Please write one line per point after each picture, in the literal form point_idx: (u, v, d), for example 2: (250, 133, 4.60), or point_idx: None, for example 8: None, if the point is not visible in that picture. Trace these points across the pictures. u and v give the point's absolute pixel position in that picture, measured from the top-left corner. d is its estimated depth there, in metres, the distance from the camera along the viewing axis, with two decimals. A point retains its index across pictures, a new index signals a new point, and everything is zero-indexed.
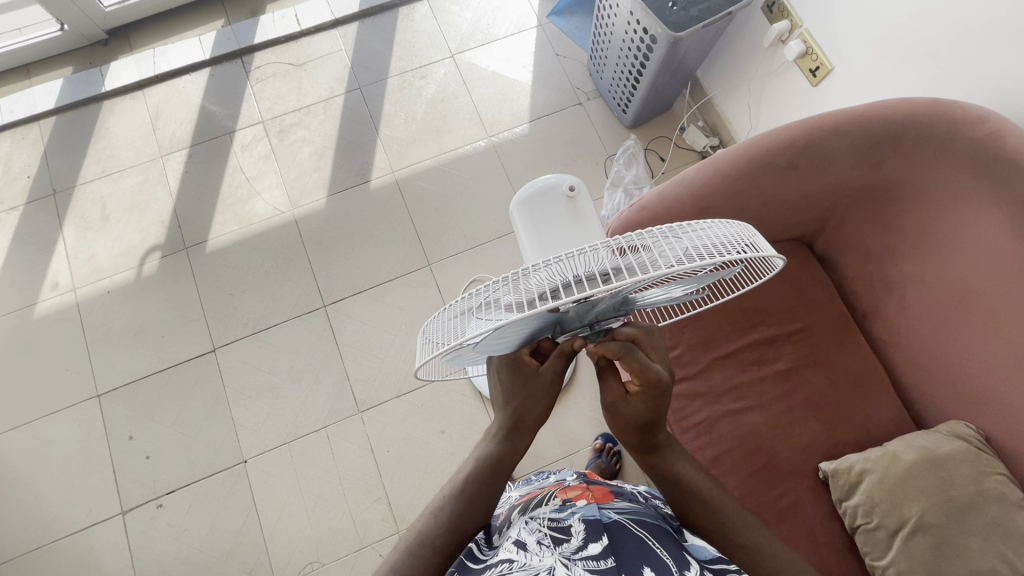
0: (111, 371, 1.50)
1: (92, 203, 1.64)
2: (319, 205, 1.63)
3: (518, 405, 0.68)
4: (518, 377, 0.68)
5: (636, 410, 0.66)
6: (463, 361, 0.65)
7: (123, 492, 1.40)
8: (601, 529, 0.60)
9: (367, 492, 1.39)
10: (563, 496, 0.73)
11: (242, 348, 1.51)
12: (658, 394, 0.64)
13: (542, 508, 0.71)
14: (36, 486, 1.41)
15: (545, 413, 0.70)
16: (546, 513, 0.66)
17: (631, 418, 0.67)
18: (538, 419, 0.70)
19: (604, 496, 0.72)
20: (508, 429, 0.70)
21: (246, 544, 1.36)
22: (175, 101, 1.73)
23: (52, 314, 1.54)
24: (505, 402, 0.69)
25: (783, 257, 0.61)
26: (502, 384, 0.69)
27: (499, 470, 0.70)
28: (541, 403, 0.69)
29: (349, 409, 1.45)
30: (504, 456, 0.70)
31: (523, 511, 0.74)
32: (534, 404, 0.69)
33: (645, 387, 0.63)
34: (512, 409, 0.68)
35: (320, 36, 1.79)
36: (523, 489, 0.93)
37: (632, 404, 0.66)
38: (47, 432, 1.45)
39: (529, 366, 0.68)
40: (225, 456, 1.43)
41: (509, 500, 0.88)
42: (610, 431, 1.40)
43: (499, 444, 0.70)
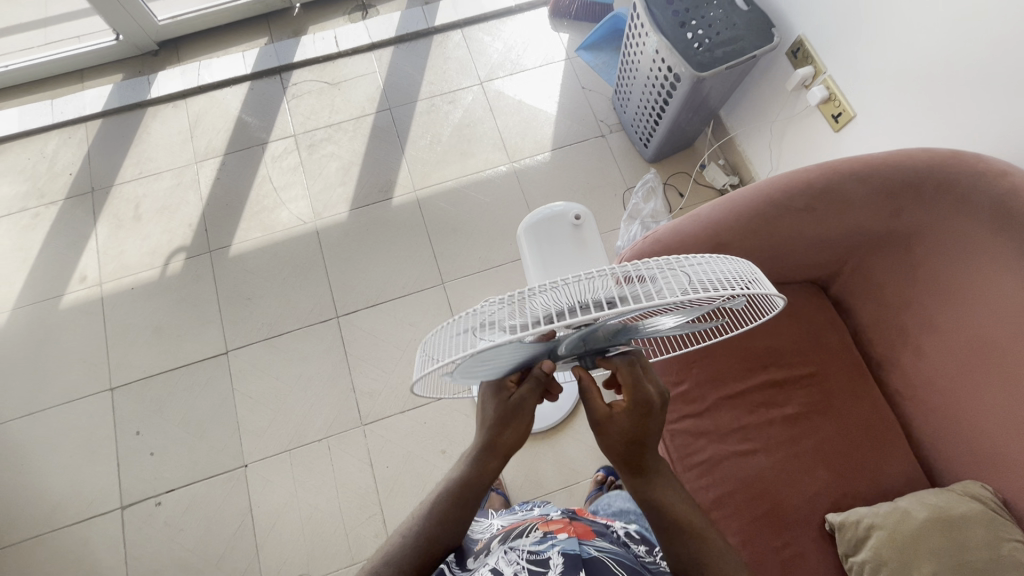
0: (126, 365, 1.53)
1: (127, 203, 1.71)
2: (340, 218, 1.67)
3: (501, 428, 0.68)
4: (502, 403, 0.68)
5: (622, 428, 0.66)
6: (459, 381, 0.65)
7: (124, 487, 1.42)
8: (579, 565, 0.59)
9: (362, 505, 1.38)
10: (545, 529, 0.72)
11: (253, 352, 1.54)
12: (645, 413, 0.66)
13: (522, 538, 0.70)
14: (40, 472, 1.43)
15: (522, 438, 0.70)
16: (525, 545, 0.65)
17: (616, 438, 0.67)
18: (514, 444, 0.70)
19: (585, 533, 0.71)
20: (487, 451, 0.69)
21: (237, 550, 1.35)
22: (214, 112, 1.81)
23: (77, 306, 1.59)
24: (487, 426, 0.69)
25: (786, 298, 0.60)
26: (486, 408, 0.69)
27: (473, 494, 0.69)
28: (519, 426, 0.69)
29: (352, 421, 1.46)
30: (480, 479, 0.70)
31: (503, 540, 0.74)
32: (513, 427, 0.69)
33: (633, 405, 0.66)
34: (493, 431, 0.68)
35: (355, 58, 1.87)
36: (505, 518, 0.92)
37: (618, 421, 0.66)
38: (57, 421, 1.48)
39: (508, 388, 0.69)
40: (227, 458, 1.44)
41: (489, 528, 0.88)
42: (611, 464, 1.37)
43: (476, 468, 0.69)
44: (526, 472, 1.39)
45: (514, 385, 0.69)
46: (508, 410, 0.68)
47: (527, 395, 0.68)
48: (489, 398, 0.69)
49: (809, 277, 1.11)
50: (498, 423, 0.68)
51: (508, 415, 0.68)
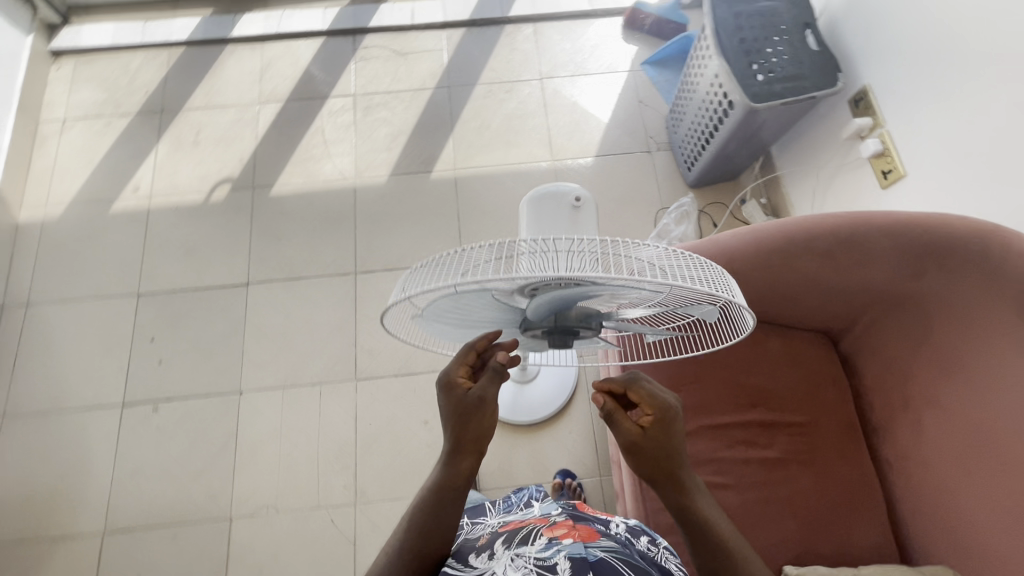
0: (155, 276, 1.63)
1: (189, 128, 1.81)
2: (379, 181, 1.73)
3: (463, 426, 0.69)
4: (461, 401, 0.68)
5: (657, 441, 0.67)
6: (422, 325, 0.63)
7: (129, 387, 1.51)
8: (586, 568, 0.67)
9: (339, 455, 1.43)
10: (550, 534, 0.78)
11: (271, 289, 1.61)
12: (671, 420, 0.68)
13: (527, 543, 0.75)
14: (59, 356, 1.54)
15: (484, 433, 0.70)
16: (533, 550, 0.72)
17: (652, 454, 0.67)
18: (477, 440, 0.70)
19: (587, 535, 0.78)
20: (456, 451, 0.71)
21: (215, 469, 1.42)
22: (286, 60, 1.90)
23: (125, 214, 1.70)
24: (451, 427, 0.69)
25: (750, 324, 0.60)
26: (445, 409, 0.69)
27: (454, 493, 0.72)
28: (480, 421, 0.69)
29: (347, 373, 1.51)
30: (457, 479, 0.71)
31: (505, 542, 0.77)
32: (474, 423, 0.69)
33: (658, 415, 0.68)
34: (457, 432, 0.69)
35: (427, 33, 1.93)
36: (499, 518, 0.92)
37: (652, 435, 0.67)
38: (85, 313, 1.58)
39: (462, 385, 0.68)
40: (225, 382, 1.51)
41: (486, 526, 0.89)
42: (567, 467, 1.37)
43: (450, 470, 0.71)
44: (501, 461, 1.40)
45: (469, 385, 0.69)
46: (467, 408, 0.68)
47: (485, 389, 0.68)
48: (446, 400, 0.69)
49: (817, 325, 1.10)
50: (460, 423, 0.69)
51: (468, 410, 0.68)
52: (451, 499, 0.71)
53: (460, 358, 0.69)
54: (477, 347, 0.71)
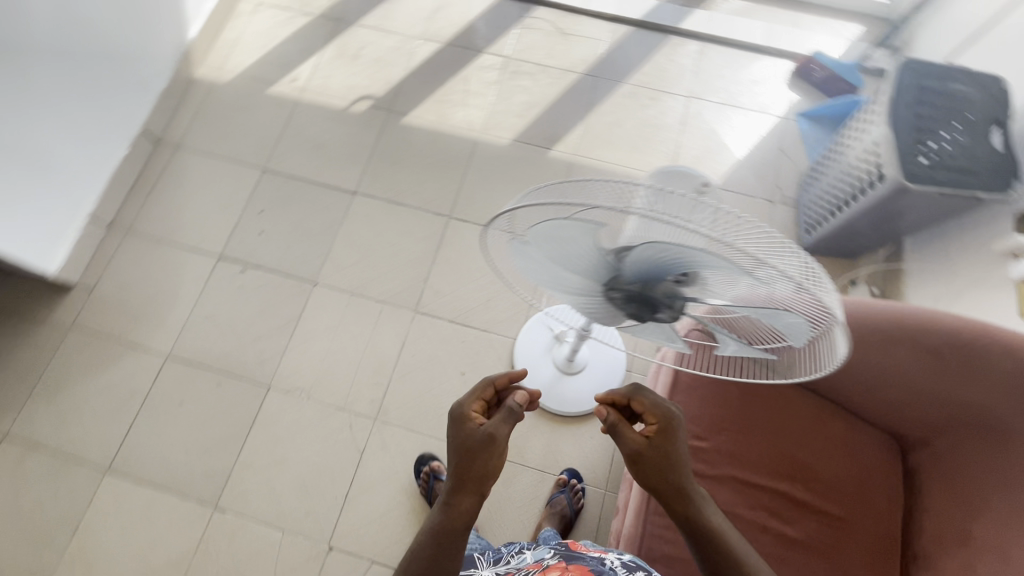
0: (282, 159, 1.78)
1: (355, 41, 1.95)
2: (501, 142, 1.78)
3: (471, 461, 0.76)
4: (473, 438, 0.77)
5: (661, 450, 0.75)
6: (512, 251, 0.63)
7: (228, 245, 1.67)
8: None
9: (376, 371, 1.51)
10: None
11: (372, 205, 1.71)
12: (674, 430, 0.76)
13: None
14: (186, 198, 1.74)
15: (489, 471, 0.77)
16: None
17: (657, 463, 0.74)
18: (480, 479, 0.76)
19: None
20: (458, 488, 0.76)
21: (272, 340, 1.55)
22: (458, 7, 1.99)
23: (277, 98, 1.87)
24: (459, 462, 0.77)
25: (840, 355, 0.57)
26: (457, 446, 0.78)
27: (451, 536, 0.74)
28: (488, 457, 0.76)
29: (409, 303, 1.58)
30: (457, 517, 0.75)
31: None
32: (482, 458, 0.76)
33: (661, 424, 0.76)
34: (463, 466, 0.76)
35: (595, 22, 1.95)
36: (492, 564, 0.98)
37: (657, 444, 0.75)
38: (217, 170, 1.77)
39: (475, 424, 0.79)
40: (305, 270, 1.63)
41: (480, 571, 0.97)
42: (575, 467, 1.39)
43: (451, 509, 0.75)
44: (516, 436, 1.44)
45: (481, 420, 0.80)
46: (478, 442, 0.77)
47: (495, 427, 0.78)
48: (461, 432, 0.79)
49: (880, 423, 1.03)
50: (469, 457, 0.76)
51: (477, 446, 0.77)
52: (447, 541, 0.74)
53: (478, 393, 0.84)
54: (496, 384, 0.85)
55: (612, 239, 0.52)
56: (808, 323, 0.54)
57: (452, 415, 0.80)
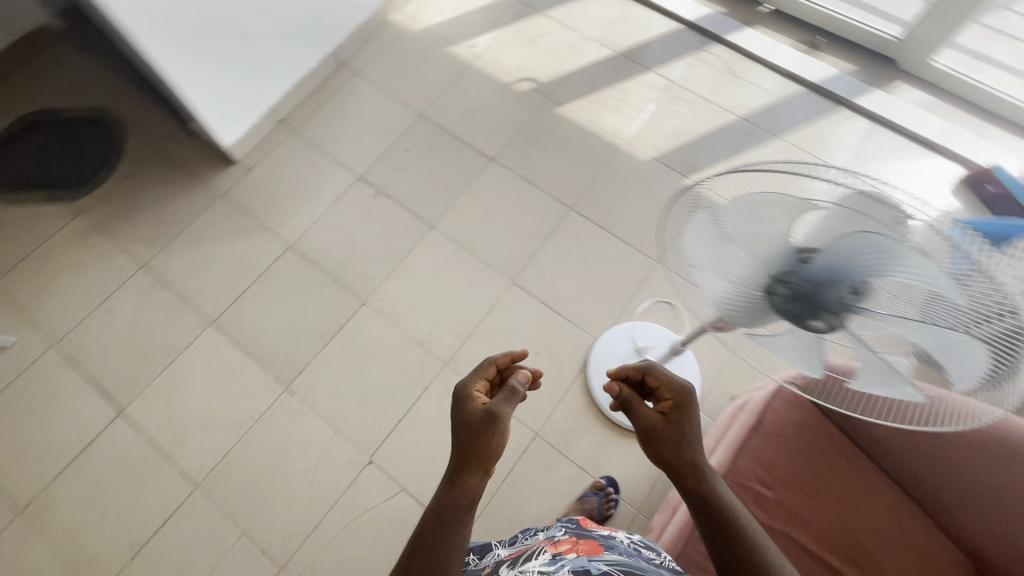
0: (437, 109, 1.90)
1: (536, 26, 2.05)
2: (641, 156, 1.82)
3: (475, 438, 0.74)
4: (478, 415, 0.76)
5: (676, 421, 0.74)
6: (704, 235, 0.74)
7: (368, 169, 1.81)
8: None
9: (460, 323, 1.59)
10: (554, 549, 0.89)
11: (504, 174, 1.79)
12: (688, 404, 0.76)
13: (532, 560, 0.87)
14: (346, 117, 1.89)
15: (494, 448, 0.75)
16: (536, 566, 0.84)
17: (672, 436, 0.73)
18: (485, 455, 0.74)
19: (592, 549, 0.87)
20: (464, 467, 0.73)
21: (379, 263, 1.67)
22: (641, 22, 2.05)
23: (451, 56, 2.00)
24: (464, 442, 0.75)
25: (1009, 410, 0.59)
26: (463, 425, 0.76)
27: (453, 514, 0.70)
28: (493, 432, 0.75)
29: (509, 273, 1.65)
30: (464, 494, 0.71)
31: (512, 564, 0.89)
32: (488, 433, 0.75)
33: (676, 398, 0.77)
34: (468, 443, 0.74)
35: (768, 73, 1.95)
36: (507, 545, 1.02)
37: (672, 416, 0.75)
38: (380, 101, 1.91)
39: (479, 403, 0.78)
40: (427, 212, 1.74)
41: (494, 553, 1.00)
42: (613, 475, 1.40)
43: (458, 489, 0.72)
44: (568, 428, 1.46)
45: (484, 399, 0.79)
46: (484, 419, 0.76)
47: (499, 404, 0.78)
48: (465, 409, 0.79)
49: (923, 495, 1.00)
50: (471, 429, 0.76)
51: (483, 422, 0.76)
52: (451, 517, 0.69)
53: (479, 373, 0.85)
54: (496, 364, 0.86)
55: (805, 235, 0.64)
56: (992, 362, 0.56)
57: (454, 395, 0.80)
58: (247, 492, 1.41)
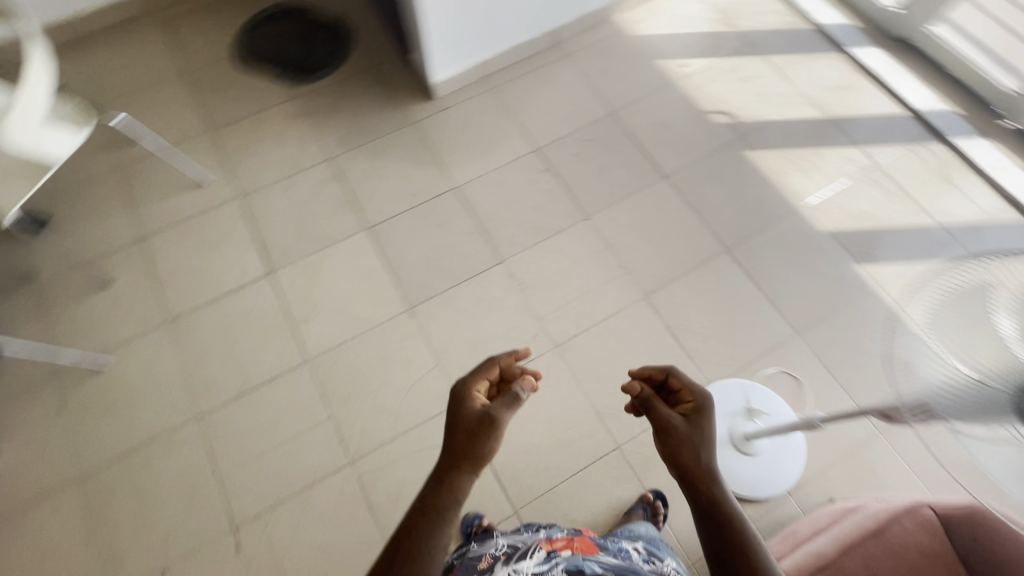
0: (629, 113, 1.93)
1: (752, 66, 2.02)
2: (817, 225, 1.73)
3: (468, 440, 0.79)
4: (472, 419, 0.82)
5: (697, 420, 0.82)
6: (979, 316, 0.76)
7: (547, 144, 1.88)
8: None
9: (581, 315, 1.61)
10: (549, 547, 0.90)
11: (672, 194, 1.78)
12: (706, 410, 0.84)
13: (527, 557, 0.89)
14: (542, 92, 1.97)
15: (485, 450, 0.79)
16: (531, 564, 0.85)
17: (693, 436, 0.79)
18: (476, 457, 0.78)
19: (586, 547, 0.91)
20: (452, 467, 0.77)
21: (526, 232, 1.73)
22: (862, 96, 1.95)
23: (660, 68, 2.02)
24: (453, 443, 0.80)
25: None
26: (458, 427, 0.82)
27: (439, 502, 0.73)
28: (485, 436, 0.80)
29: (645, 287, 1.65)
30: (453, 492, 0.74)
31: (507, 559, 0.90)
32: (481, 435, 0.79)
33: (697, 403, 0.85)
34: (458, 443, 0.79)
35: (987, 191, 1.78)
36: (506, 537, 1.04)
37: (693, 417, 0.82)
38: (578, 88, 1.98)
39: (475, 406, 0.84)
40: (586, 203, 1.77)
41: (494, 544, 1.01)
42: (662, 489, 1.38)
43: (443, 486, 0.74)
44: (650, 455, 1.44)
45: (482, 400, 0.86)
46: (479, 419, 0.81)
47: (495, 407, 0.83)
48: (464, 411, 0.83)
49: None
50: (469, 427, 0.81)
51: (476, 425, 0.81)
52: (438, 513, 0.71)
53: (481, 375, 0.91)
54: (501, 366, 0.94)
55: None
56: None
57: (453, 395, 0.87)
58: (344, 385, 1.52)
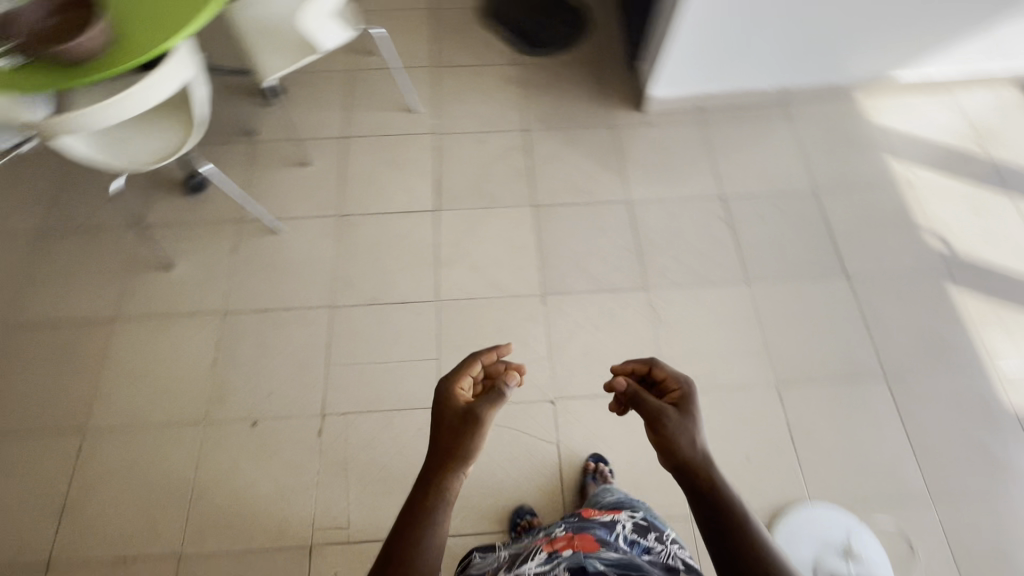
0: (832, 198, 1.80)
1: (991, 200, 1.80)
2: (1001, 396, 1.52)
3: (453, 441, 0.77)
4: (455, 418, 0.79)
5: (684, 409, 0.81)
6: None
7: (734, 195, 1.81)
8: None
9: (704, 373, 1.54)
10: (550, 547, 0.85)
11: (847, 296, 1.65)
12: (689, 396, 0.82)
13: (528, 559, 0.85)
14: (749, 144, 1.90)
15: (472, 447, 0.77)
16: (533, 565, 0.81)
17: (683, 430, 0.78)
18: (463, 455, 0.76)
19: (586, 543, 0.85)
20: (439, 467, 0.76)
21: (680, 271, 1.68)
22: None
23: (884, 165, 1.86)
24: (437, 444, 0.78)
25: None
26: (443, 426, 0.80)
27: (429, 500, 0.73)
28: (470, 434, 0.77)
29: (781, 375, 1.54)
30: (442, 492, 0.74)
31: (511, 564, 0.87)
32: (465, 435, 0.77)
33: (681, 393, 0.83)
34: (443, 444, 0.78)
35: None
36: (509, 546, 1.00)
37: (678, 406, 0.81)
38: (788, 154, 1.88)
39: (457, 404, 0.82)
40: (752, 268, 1.69)
41: (496, 556, 0.97)
42: (599, 453, 1.43)
43: (431, 486, 0.75)
44: None
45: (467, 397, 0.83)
46: (461, 418, 0.79)
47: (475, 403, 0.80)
48: (447, 410, 0.81)
49: None
50: (453, 426, 0.79)
51: (459, 425, 0.79)
52: (426, 515, 0.72)
53: (466, 370, 0.87)
54: (484, 362, 0.89)
55: None
56: None
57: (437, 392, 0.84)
58: (461, 335, 1.58)
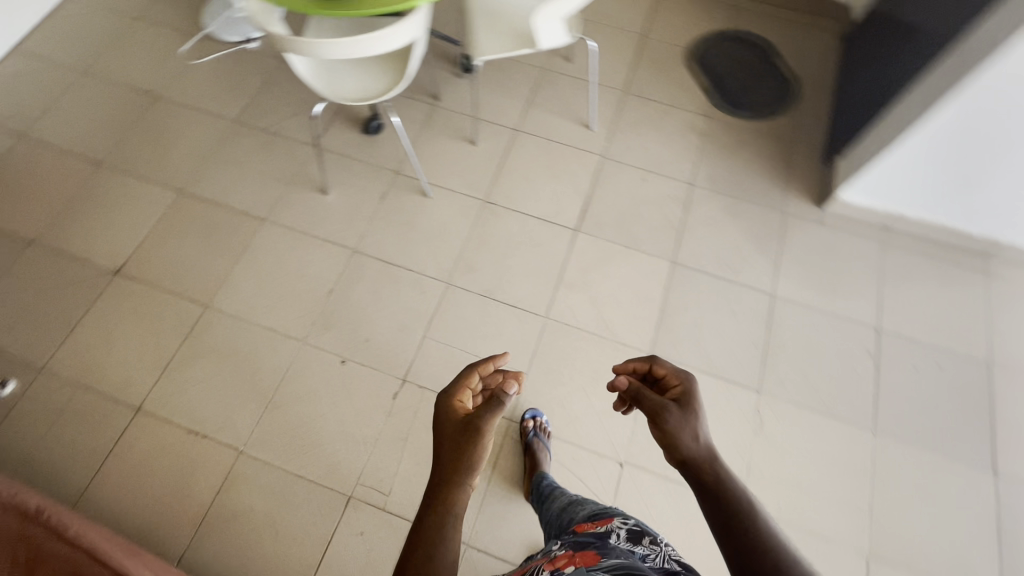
0: (1008, 379, 1.56)
1: None
2: None
3: (454, 453, 0.69)
4: (455, 428, 0.72)
5: (684, 401, 0.78)
6: None
7: (892, 332, 1.62)
8: None
9: (791, 506, 1.40)
10: (551, 567, 0.79)
11: (986, 493, 1.42)
12: (688, 386, 0.80)
13: None
14: (929, 285, 1.69)
15: (476, 454, 0.69)
16: None
17: (682, 424, 0.75)
18: (467, 464, 0.68)
19: (585, 554, 0.78)
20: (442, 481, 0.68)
21: (803, 388, 1.54)
22: None
23: None
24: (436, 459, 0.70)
25: None
26: (442, 439, 0.72)
27: (437, 513, 0.65)
28: (471, 443, 0.69)
29: (877, 546, 1.36)
30: (448, 505, 0.66)
31: None
32: (467, 444, 0.69)
33: (682, 387, 0.80)
34: (443, 457, 0.70)
35: None
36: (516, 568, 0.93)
37: (678, 399, 0.78)
38: (972, 312, 1.65)
39: (456, 414, 0.74)
40: (885, 417, 1.50)
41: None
42: (534, 408, 1.46)
43: (435, 502, 0.66)
44: None
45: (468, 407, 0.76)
46: (460, 428, 0.71)
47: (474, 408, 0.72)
48: (447, 422, 0.74)
49: None
50: (455, 435, 0.71)
51: (459, 435, 0.71)
52: (433, 529, 0.63)
53: (464, 381, 0.79)
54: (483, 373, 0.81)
55: None
56: None
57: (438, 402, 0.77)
58: (555, 360, 1.55)
